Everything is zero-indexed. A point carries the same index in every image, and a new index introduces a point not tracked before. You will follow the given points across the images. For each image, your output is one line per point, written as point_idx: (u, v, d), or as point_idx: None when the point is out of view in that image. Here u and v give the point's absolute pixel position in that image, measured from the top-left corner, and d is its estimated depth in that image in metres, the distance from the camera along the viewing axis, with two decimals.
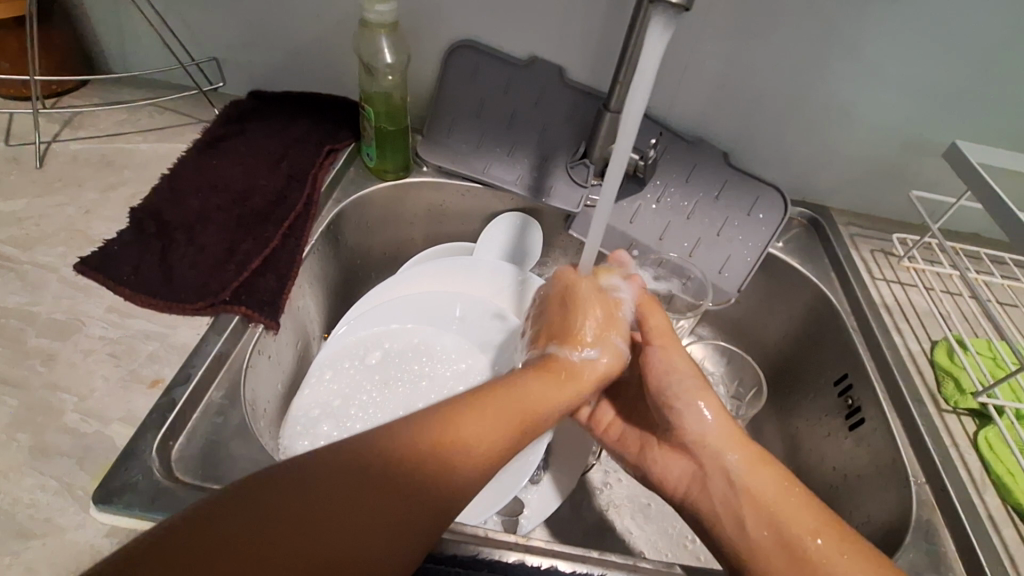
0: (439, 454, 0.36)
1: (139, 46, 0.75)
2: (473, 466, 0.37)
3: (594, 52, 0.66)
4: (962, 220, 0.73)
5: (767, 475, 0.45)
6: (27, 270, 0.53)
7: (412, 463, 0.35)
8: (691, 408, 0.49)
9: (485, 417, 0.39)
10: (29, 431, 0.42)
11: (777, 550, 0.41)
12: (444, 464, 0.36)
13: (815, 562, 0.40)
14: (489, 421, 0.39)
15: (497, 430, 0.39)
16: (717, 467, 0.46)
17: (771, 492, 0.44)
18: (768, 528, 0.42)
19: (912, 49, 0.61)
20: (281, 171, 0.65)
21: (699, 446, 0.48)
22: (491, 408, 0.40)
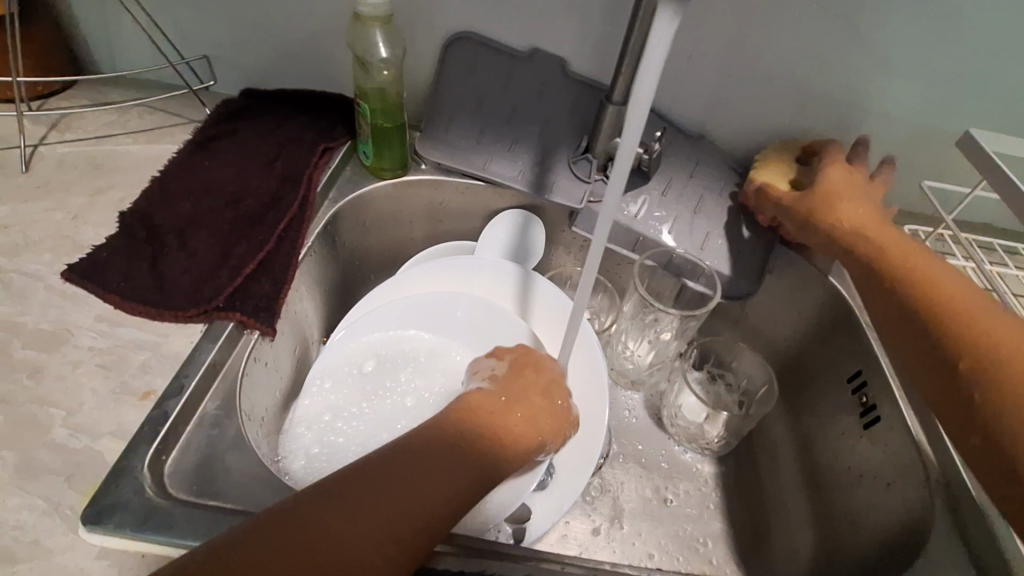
0: (437, 444, 0.41)
1: (127, 44, 0.73)
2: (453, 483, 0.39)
3: (596, 43, 0.64)
4: (975, 210, 0.71)
5: (976, 298, 0.46)
6: (13, 278, 0.52)
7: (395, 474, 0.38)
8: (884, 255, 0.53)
9: (449, 480, 0.39)
10: (15, 449, 0.40)
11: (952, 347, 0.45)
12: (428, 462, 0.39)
13: (995, 345, 0.43)
14: (441, 480, 0.39)
15: (453, 489, 0.39)
16: (893, 287, 0.51)
17: (892, 311, 0.50)
18: (969, 335, 0.44)
19: (926, 35, 0.58)
20: (275, 172, 0.63)
21: (898, 269, 0.51)
22: (440, 461, 0.40)
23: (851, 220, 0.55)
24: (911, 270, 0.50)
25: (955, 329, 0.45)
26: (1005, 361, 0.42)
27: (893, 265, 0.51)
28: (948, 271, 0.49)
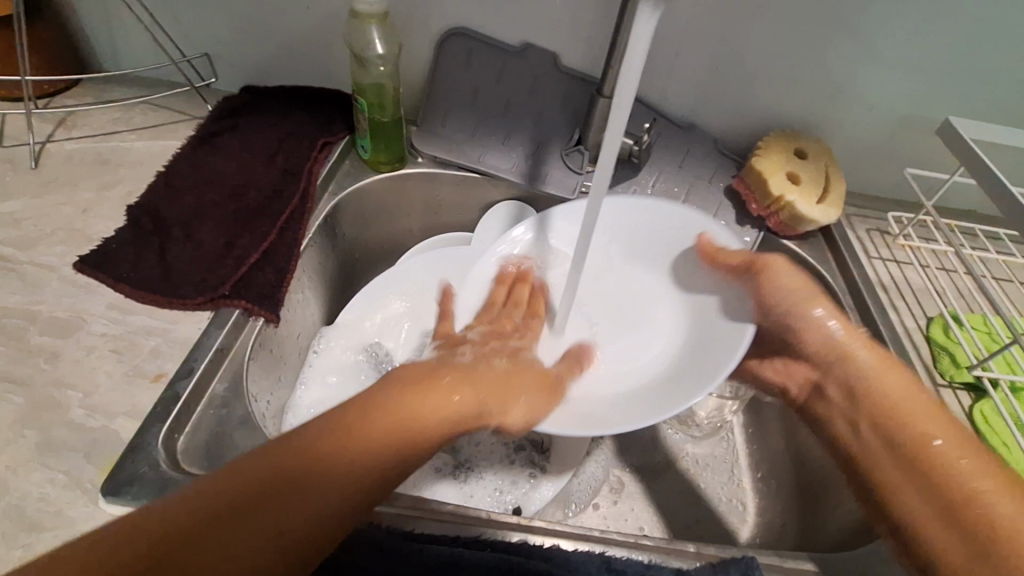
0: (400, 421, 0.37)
1: (130, 43, 0.75)
2: (431, 420, 0.38)
3: (586, 38, 0.66)
4: (956, 197, 0.73)
5: (984, 463, 0.43)
6: (27, 270, 0.54)
7: (323, 440, 0.34)
8: (808, 316, 0.52)
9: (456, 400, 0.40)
10: (36, 428, 0.43)
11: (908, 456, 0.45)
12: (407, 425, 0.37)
13: (928, 455, 0.44)
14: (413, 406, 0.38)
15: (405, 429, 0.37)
16: (860, 393, 0.50)
17: (953, 437, 0.44)
18: (913, 449, 0.45)
19: (903, 26, 0.60)
20: (276, 166, 0.65)
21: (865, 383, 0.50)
22: (451, 387, 0.40)
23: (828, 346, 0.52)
24: (880, 378, 0.50)
25: (941, 495, 0.42)
26: (960, 487, 0.42)
27: (826, 363, 0.53)
28: (907, 394, 0.48)
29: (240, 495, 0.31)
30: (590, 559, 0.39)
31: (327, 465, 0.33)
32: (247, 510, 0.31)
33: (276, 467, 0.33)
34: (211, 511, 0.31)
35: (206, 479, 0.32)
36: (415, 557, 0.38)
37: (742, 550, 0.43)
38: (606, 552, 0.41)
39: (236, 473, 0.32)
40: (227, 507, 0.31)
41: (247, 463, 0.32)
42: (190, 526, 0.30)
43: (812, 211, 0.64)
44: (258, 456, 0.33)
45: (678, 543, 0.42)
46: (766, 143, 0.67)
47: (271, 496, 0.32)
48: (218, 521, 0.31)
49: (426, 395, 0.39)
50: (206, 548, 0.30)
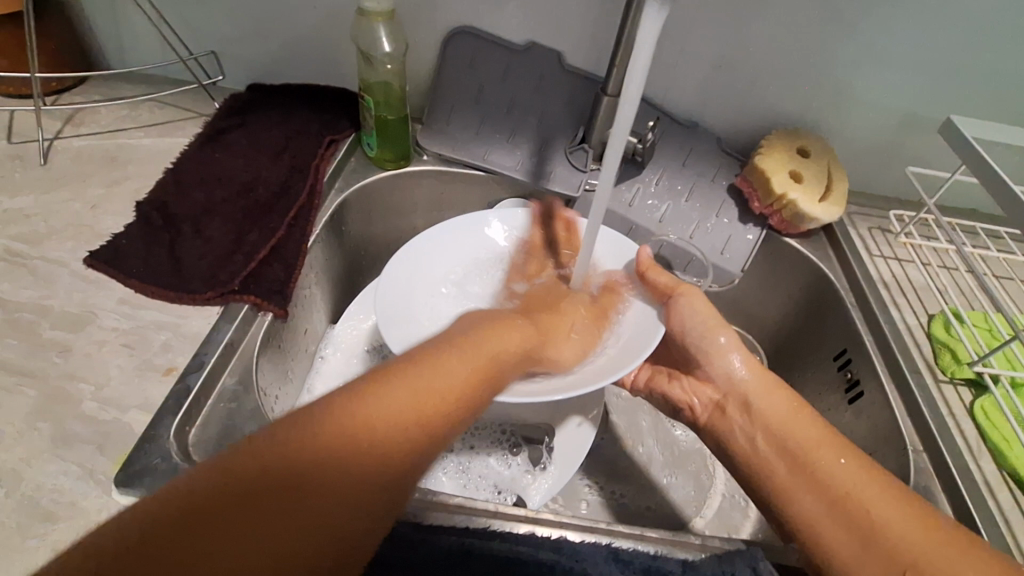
0: (423, 395, 0.36)
1: (138, 41, 0.75)
2: (457, 374, 0.39)
3: (591, 37, 0.67)
4: (957, 195, 0.74)
5: (849, 465, 0.43)
6: (38, 265, 0.54)
7: (355, 417, 0.33)
8: (724, 357, 0.52)
9: (464, 358, 0.40)
10: (49, 420, 0.43)
11: (794, 475, 0.44)
12: (432, 393, 0.37)
13: (826, 481, 0.43)
14: (453, 361, 0.39)
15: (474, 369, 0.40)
16: (744, 407, 0.50)
17: (857, 468, 0.43)
18: (808, 473, 0.44)
19: (905, 26, 0.61)
20: (284, 163, 0.65)
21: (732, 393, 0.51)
22: (479, 345, 0.42)
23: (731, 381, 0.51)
24: (765, 399, 0.49)
25: (832, 488, 0.42)
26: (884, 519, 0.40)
27: (727, 387, 0.51)
28: (805, 427, 0.47)
29: (378, 442, 0.34)
30: (597, 550, 0.40)
31: (370, 437, 0.33)
32: (323, 456, 0.32)
33: (414, 409, 0.35)
34: (377, 454, 0.33)
35: (374, 409, 0.34)
36: (425, 548, 0.39)
37: (746, 542, 0.44)
38: (613, 544, 0.41)
39: (365, 419, 0.34)
40: (372, 441, 0.33)
41: (373, 409, 0.34)
42: (308, 463, 0.31)
43: (814, 209, 0.65)
44: (352, 404, 0.34)
45: (684, 534, 0.43)
46: (769, 142, 0.67)
47: (399, 445, 0.34)
48: (319, 459, 0.32)
49: (454, 348, 0.40)
50: (291, 492, 0.30)
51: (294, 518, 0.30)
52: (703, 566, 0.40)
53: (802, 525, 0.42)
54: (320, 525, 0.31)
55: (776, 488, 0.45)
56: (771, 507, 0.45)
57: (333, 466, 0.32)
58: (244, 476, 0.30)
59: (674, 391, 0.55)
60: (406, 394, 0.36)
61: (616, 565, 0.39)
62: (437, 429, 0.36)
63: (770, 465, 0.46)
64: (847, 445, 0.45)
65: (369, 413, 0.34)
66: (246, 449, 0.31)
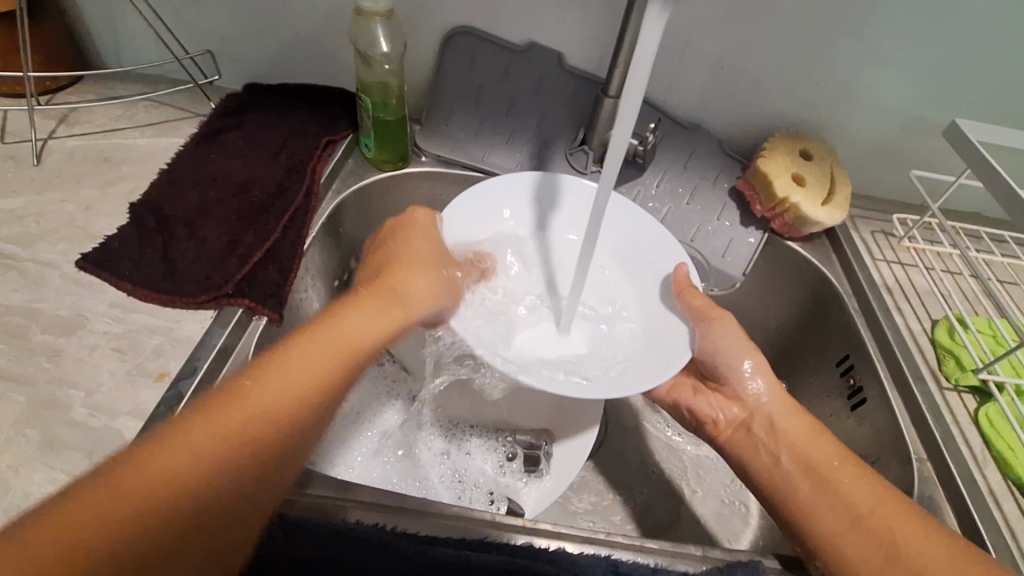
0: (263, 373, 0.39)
1: (133, 40, 0.74)
2: (348, 333, 0.43)
3: (592, 37, 0.66)
4: (961, 199, 0.73)
5: (873, 487, 0.44)
6: (29, 267, 0.53)
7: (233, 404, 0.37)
8: (738, 369, 0.52)
9: (356, 328, 0.44)
10: (38, 427, 0.42)
11: (812, 489, 0.45)
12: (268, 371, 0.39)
13: (843, 495, 0.44)
14: (322, 335, 0.42)
15: (348, 334, 0.43)
16: (770, 433, 0.49)
17: (869, 483, 0.44)
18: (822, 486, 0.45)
19: (910, 28, 0.60)
20: (280, 164, 0.65)
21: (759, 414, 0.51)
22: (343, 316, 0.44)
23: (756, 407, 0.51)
24: (782, 415, 0.50)
25: (851, 504, 0.43)
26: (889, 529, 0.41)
27: (752, 408, 0.51)
28: (822, 445, 0.47)
29: (276, 415, 0.38)
30: (596, 562, 0.39)
31: (262, 419, 0.37)
32: (235, 446, 0.35)
33: (308, 374, 0.40)
34: (277, 437, 0.37)
35: (259, 392, 0.38)
36: (420, 559, 0.38)
37: (747, 552, 0.43)
38: (613, 555, 0.40)
39: (263, 408, 0.37)
40: (267, 424, 0.37)
41: (262, 396, 0.38)
42: (224, 452, 0.35)
43: (817, 213, 0.64)
44: (246, 391, 0.37)
45: (685, 545, 0.42)
46: (772, 145, 0.66)
47: (295, 397, 0.39)
48: (233, 446, 0.35)
49: (348, 313, 0.45)
50: (225, 453, 0.35)
51: (216, 503, 0.34)
52: None
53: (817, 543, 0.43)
54: (232, 501, 0.35)
55: (796, 505, 0.45)
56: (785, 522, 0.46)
57: (251, 449, 0.36)
58: (146, 488, 0.32)
59: (701, 408, 0.54)
60: (309, 368, 0.40)
61: None
62: (337, 395, 0.41)
63: (795, 486, 0.46)
64: (853, 458, 0.46)
65: (254, 399, 0.37)
66: (158, 441, 0.34)
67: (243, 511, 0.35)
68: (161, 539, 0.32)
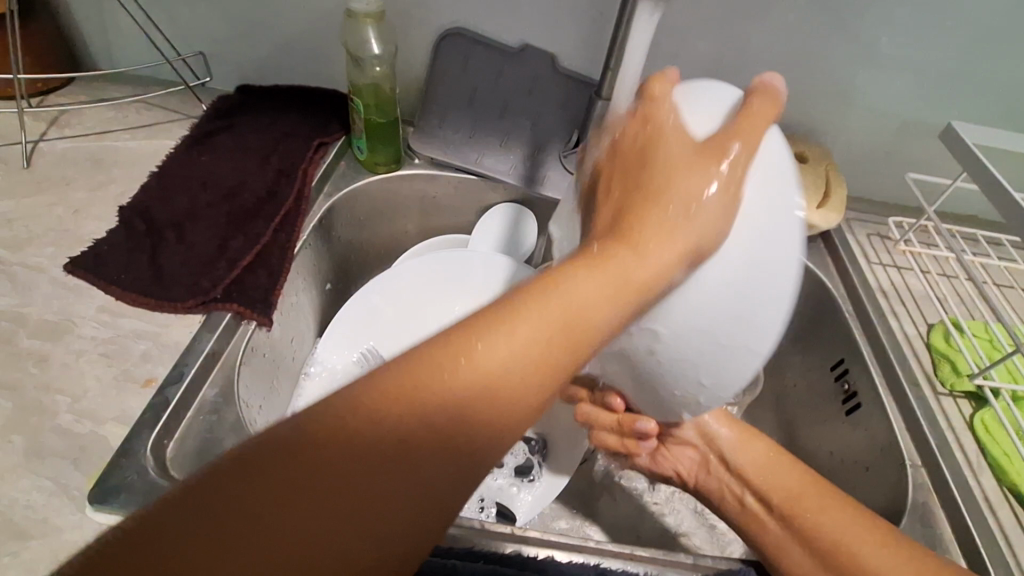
0: (420, 381, 0.26)
1: (125, 42, 0.74)
2: (496, 352, 0.28)
3: (586, 39, 0.65)
4: (958, 202, 0.72)
5: (855, 521, 0.42)
6: (16, 271, 0.53)
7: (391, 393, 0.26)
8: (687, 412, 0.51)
9: (524, 328, 0.29)
10: (23, 434, 0.42)
11: (783, 521, 0.44)
12: (428, 375, 0.27)
13: (813, 525, 0.43)
14: (526, 324, 0.29)
15: (552, 335, 0.29)
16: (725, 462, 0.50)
17: (838, 507, 0.43)
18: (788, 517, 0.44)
19: (905, 30, 0.60)
20: (270, 166, 0.64)
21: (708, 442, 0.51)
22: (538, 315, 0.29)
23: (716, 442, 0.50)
24: (740, 450, 0.50)
25: (824, 540, 0.42)
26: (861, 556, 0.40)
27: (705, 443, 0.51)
28: (789, 472, 0.47)
29: (531, 366, 0.29)
30: (585, 571, 0.39)
31: (411, 446, 0.26)
32: (496, 399, 0.28)
33: (552, 322, 0.29)
34: (491, 382, 0.27)
35: (468, 369, 0.27)
36: None
37: (738, 561, 0.42)
38: (602, 564, 0.40)
39: (418, 400, 0.26)
40: (436, 420, 0.26)
41: (427, 378, 0.26)
42: (472, 399, 0.27)
43: (812, 216, 0.64)
44: (456, 356, 0.27)
45: (675, 553, 0.42)
46: None
47: (542, 356, 0.29)
48: (374, 463, 0.25)
49: (565, 292, 0.30)
50: (384, 470, 0.25)
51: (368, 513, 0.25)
52: None
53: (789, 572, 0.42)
54: (372, 501, 0.25)
55: (767, 537, 0.45)
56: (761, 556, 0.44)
57: (415, 463, 0.26)
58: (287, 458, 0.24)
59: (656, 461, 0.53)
60: (533, 335, 0.29)
61: None
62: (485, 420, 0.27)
63: (766, 524, 0.45)
64: (826, 482, 0.46)
65: (424, 395, 0.26)
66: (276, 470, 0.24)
67: (409, 492, 0.25)
68: (208, 551, 0.23)
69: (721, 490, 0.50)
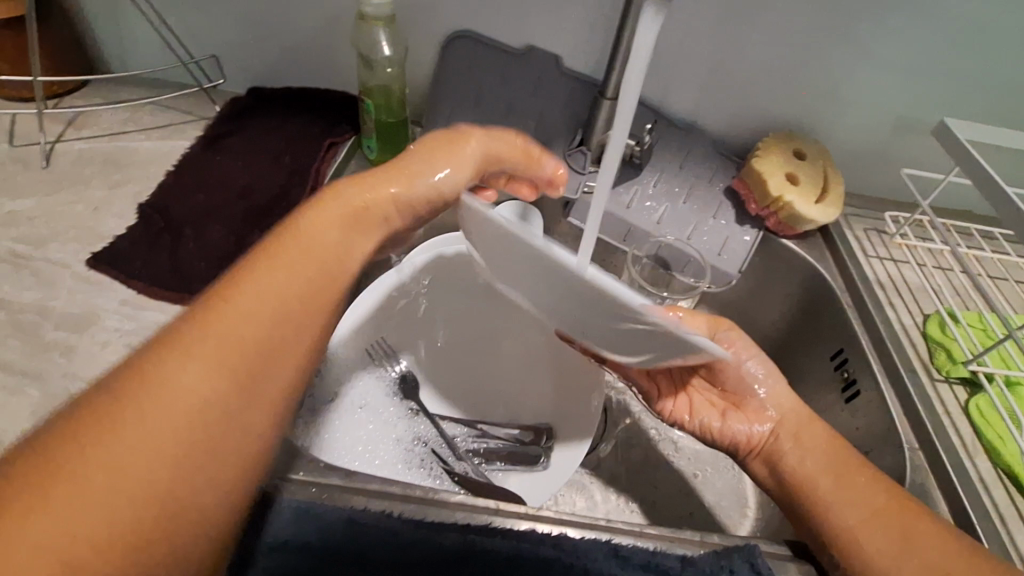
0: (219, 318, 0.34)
1: (139, 46, 0.76)
2: (262, 283, 0.37)
3: (590, 39, 0.67)
4: (951, 197, 0.74)
5: (889, 488, 0.44)
6: (40, 267, 0.55)
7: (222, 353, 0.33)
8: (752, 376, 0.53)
9: (273, 273, 0.37)
10: (52, 420, 0.44)
11: (833, 487, 0.45)
12: (220, 309, 0.35)
13: (861, 496, 0.44)
14: (275, 273, 0.37)
15: (299, 282, 0.38)
16: (795, 437, 0.49)
17: (881, 486, 0.44)
18: (834, 482, 0.45)
19: (897, 31, 0.62)
20: (284, 165, 0.66)
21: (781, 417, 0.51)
22: (274, 263, 0.38)
23: (780, 419, 0.51)
24: (801, 422, 0.50)
25: (869, 501, 0.43)
26: (906, 527, 0.42)
27: (779, 416, 0.51)
28: (833, 452, 0.47)
29: (263, 326, 0.35)
30: (597, 547, 0.40)
31: (257, 380, 0.34)
32: (308, 314, 0.38)
33: (270, 307, 0.36)
34: (225, 366, 0.33)
35: (231, 330, 0.34)
36: (425, 547, 0.39)
37: (744, 538, 0.44)
38: (613, 540, 0.42)
39: (234, 314, 0.35)
40: (272, 331, 0.36)
41: (248, 280, 0.37)
42: (237, 375, 0.33)
43: (810, 210, 0.65)
44: (173, 368, 0.32)
45: (683, 531, 0.43)
46: (765, 145, 0.68)
47: (255, 337, 0.35)
48: (221, 336, 0.34)
49: (321, 224, 0.41)
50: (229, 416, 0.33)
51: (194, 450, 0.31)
52: (702, 561, 0.40)
53: (839, 533, 0.43)
54: (244, 441, 0.33)
55: (817, 499, 0.45)
56: (806, 519, 0.45)
57: (262, 360, 0.35)
58: (183, 409, 0.31)
59: (735, 430, 0.52)
60: (279, 289, 0.37)
61: (614, 561, 0.40)
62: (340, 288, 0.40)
63: (819, 490, 0.45)
64: (862, 461, 0.47)
65: (223, 318, 0.34)
66: (156, 358, 0.32)
67: (224, 434, 0.32)
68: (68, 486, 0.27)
69: (784, 458, 0.48)
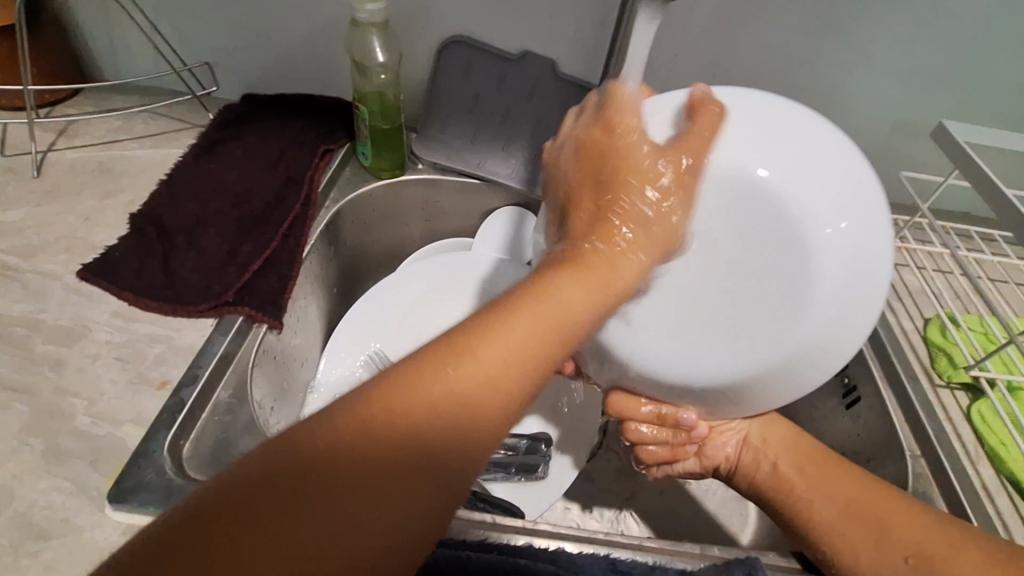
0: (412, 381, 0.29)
1: (132, 53, 0.75)
2: (495, 356, 0.30)
3: (586, 44, 0.67)
4: (951, 199, 0.74)
5: (849, 474, 0.46)
6: (30, 278, 0.54)
7: (374, 427, 0.27)
8: None
9: (509, 335, 0.31)
10: (42, 436, 0.43)
11: (807, 483, 0.47)
12: (415, 384, 0.28)
13: (825, 489, 0.45)
14: (516, 330, 0.31)
15: (530, 336, 0.31)
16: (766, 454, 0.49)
17: (840, 472, 0.46)
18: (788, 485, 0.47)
19: (894, 34, 0.62)
20: (277, 173, 0.65)
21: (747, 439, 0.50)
22: (521, 307, 0.32)
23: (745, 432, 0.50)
24: (770, 429, 0.50)
25: (840, 495, 0.45)
26: (878, 510, 0.43)
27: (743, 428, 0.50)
28: (800, 450, 0.49)
29: (486, 387, 0.29)
30: (596, 561, 0.40)
31: (369, 456, 0.27)
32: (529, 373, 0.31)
33: (527, 342, 0.31)
34: (510, 369, 0.30)
35: (480, 359, 0.30)
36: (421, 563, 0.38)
37: (746, 550, 0.43)
38: (612, 554, 0.41)
39: (412, 402, 0.28)
40: (497, 376, 0.30)
41: (439, 372, 0.29)
42: (523, 368, 0.31)
43: None
44: (447, 366, 0.29)
45: (682, 544, 0.43)
46: None
47: (547, 329, 0.32)
48: (443, 355, 0.30)
49: (567, 283, 0.33)
50: (401, 504, 0.27)
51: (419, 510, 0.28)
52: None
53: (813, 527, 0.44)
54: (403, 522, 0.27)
55: (793, 500, 0.46)
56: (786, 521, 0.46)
57: (386, 481, 0.27)
58: (291, 481, 0.26)
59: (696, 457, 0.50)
60: (504, 356, 0.30)
61: None
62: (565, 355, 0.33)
63: (796, 494, 0.47)
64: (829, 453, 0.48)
65: (406, 401, 0.28)
66: (393, 386, 0.28)
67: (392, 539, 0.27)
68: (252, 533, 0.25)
69: (757, 469, 0.49)
